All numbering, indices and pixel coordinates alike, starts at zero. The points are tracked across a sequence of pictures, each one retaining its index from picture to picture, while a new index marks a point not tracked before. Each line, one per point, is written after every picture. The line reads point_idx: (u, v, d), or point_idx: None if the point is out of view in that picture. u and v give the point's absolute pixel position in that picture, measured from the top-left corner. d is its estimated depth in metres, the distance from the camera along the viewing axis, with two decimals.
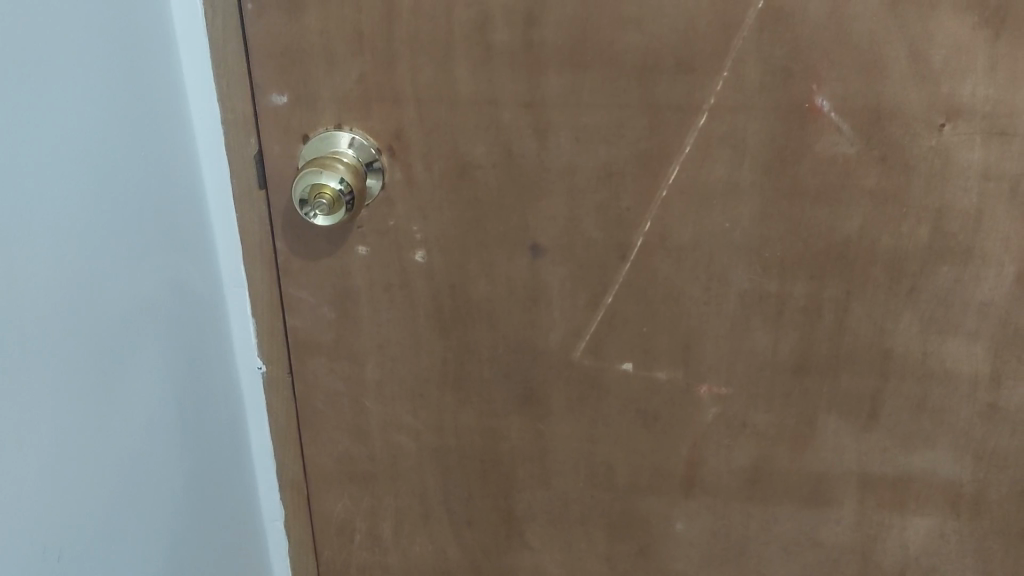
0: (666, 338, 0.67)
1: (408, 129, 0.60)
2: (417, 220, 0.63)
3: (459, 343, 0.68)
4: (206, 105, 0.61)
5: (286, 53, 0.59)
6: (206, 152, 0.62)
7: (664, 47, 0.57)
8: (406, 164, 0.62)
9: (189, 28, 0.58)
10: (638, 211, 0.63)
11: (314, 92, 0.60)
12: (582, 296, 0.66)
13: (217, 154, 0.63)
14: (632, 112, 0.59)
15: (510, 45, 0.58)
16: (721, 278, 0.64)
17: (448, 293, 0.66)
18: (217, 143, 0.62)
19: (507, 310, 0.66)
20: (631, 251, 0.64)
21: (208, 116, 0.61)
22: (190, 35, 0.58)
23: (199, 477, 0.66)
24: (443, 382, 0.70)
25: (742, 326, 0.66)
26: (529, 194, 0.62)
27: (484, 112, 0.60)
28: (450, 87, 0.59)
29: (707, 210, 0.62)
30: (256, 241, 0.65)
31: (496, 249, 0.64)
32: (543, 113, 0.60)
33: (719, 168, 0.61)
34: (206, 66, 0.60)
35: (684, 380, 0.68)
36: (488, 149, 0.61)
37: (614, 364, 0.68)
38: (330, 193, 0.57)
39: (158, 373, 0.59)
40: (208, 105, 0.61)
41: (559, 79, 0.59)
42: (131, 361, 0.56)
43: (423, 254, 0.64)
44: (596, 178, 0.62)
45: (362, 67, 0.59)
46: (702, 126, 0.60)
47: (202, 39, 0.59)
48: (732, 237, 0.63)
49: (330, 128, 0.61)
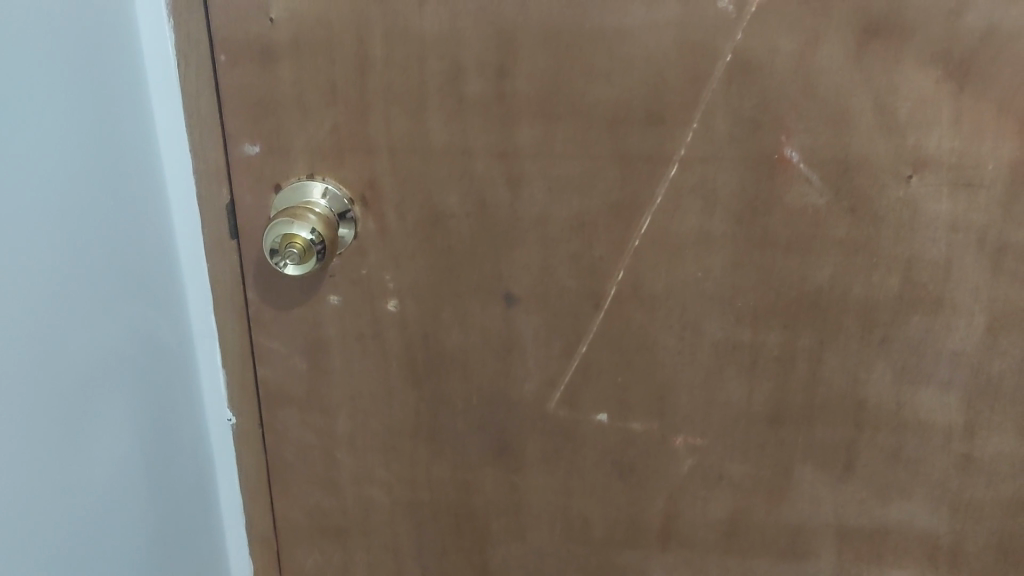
0: (640, 388, 0.67)
1: (381, 179, 0.61)
2: (390, 270, 0.63)
3: (432, 394, 0.67)
4: (177, 155, 0.61)
5: (260, 104, 0.59)
6: (177, 202, 0.62)
7: (634, 99, 0.58)
8: (379, 214, 0.62)
9: (162, 79, 0.59)
10: (611, 260, 0.63)
11: (287, 143, 0.60)
12: (555, 346, 0.65)
13: (189, 204, 0.63)
14: (603, 162, 0.60)
15: (482, 97, 0.58)
16: (694, 328, 0.65)
17: (421, 343, 0.66)
18: (189, 193, 0.62)
19: (480, 360, 0.66)
20: (604, 300, 0.64)
21: (180, 165, 0.61)
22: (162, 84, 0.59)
23: (167, 531, 0.65)
24: (416, 433, 0.69)
25: (716, 376, 0.66)
26: (502, 243, 0.63)
27: (457, 163, 0.60)
28: (423, 138, 0.59)
29: (679, 260, 0.63)
30: (227, 291, 0.65)
31: (469, 299, 0.64)
32: (515, 163, 0.60)
33: (691, 218, 0.61)
34: (178, 116, 0.60)
35: (659, 432, 0.68)
36: (460, 199, 0.61)
37: (589, 416, 0.68)
38: (301, 243, 0.57)
39: (126, 424, 0.59)
40: (180, 155, 0.61)
41: (531, 130, 0.59)
42: (99, 411, 0.55)
43: (395, 304, 0.64)
44: (569, 228, 0.62)
45: (336, 118, 0.59)
46: (673, 177, 0.60)
47: (174, 90, 0.59)
48: (705, 286, 0.63)
49: (303, 177, 0.61)
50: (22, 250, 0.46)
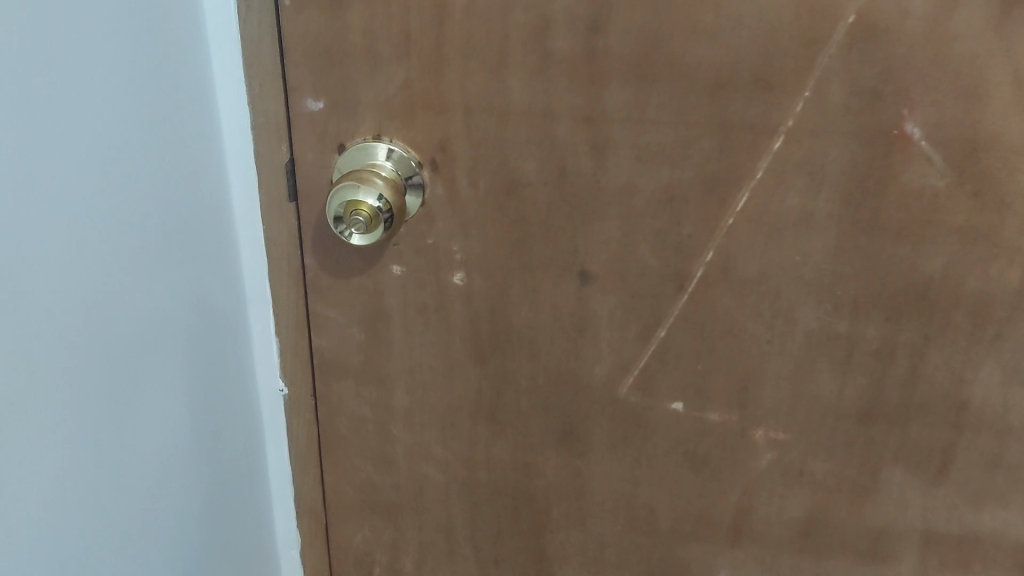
0: (721, 378, 0.61)
1: (453, 140, 0.55)
2: (458, 239, 0.58)
3: (496, 372, 0.63)
4: (235, 106, 0.56)
5: (325, 53, 0.53)
6: (233, 157, 0.58)
7: (741, 61, 0.52)
8: (449, 178, 0.57)
9: (219, 23, 0.53)
10: (700, 239, 0.57)
11: (353, 97, 0.55)
12: (632, 329, 0.60)
13: (246, 160, 0.58)
14: (700, 132, 0.54)
15: (570, 54, 0.52)
16: (787, 316, 0.59)
17: (488, 318, 0.61)
18: (246, 148, 0.57)
19: (550, 340, 0.61)
20: (690, 282, 0.58)
21: (236, 117, 0.56)
22: (221, 28, 0.54)
23: (215, 504, 0.62)
24: (476, 413, 0.64)
25: (807, 368, 0.61)
26: (582, 215, 0.57)
27: (538, 125, 0.55)
28: (501, 97, 0.54)
29: (776, 241, 0.57)
30: (283, 254, 0.60)
31: (542, 274, 0.59)
32: (602, 128, 0.54)
33: (794, 196, 0.55)
34: (236, 64, 0.55)
35: (739, 424, 0.63)
36: (539, 165, 0.56)
37: (664, 403, 0.63)
38: (368, 211, 0.53)
39: (175, 396, 0.55)
40: (238, 106, 0.56)
41: (622, 92, 0.53)
42: (149, 384, 0.51)
43: (462, 277, 0.60)
44: (657, 202, 0.56)
45: (408, 72, 0.53)
46: (778, 150, 0.54)
47: (234, 36, 0.54)
48: (802, 271, 0.58)
49: (369, 137, 0.56)
50: (69, 222, 0.42)
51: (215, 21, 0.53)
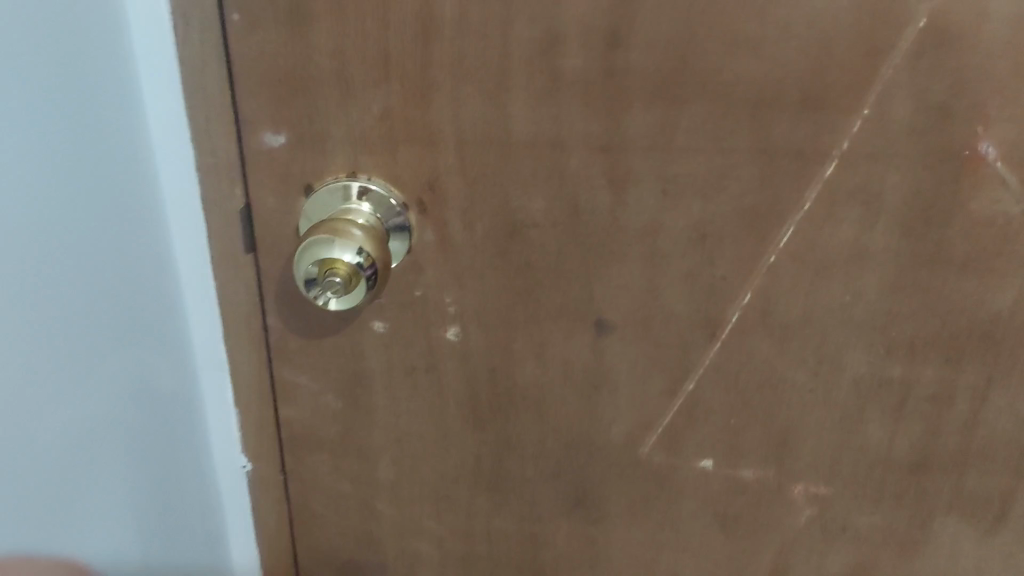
0: (757, 432, 0.54)
1: (444, 177, 0.46)
2: (451, 290, 0.49)
3: (497, 437, 0.54)
4: (174, 149, 0.46)
5: (284, 81, 0.43)
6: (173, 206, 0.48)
7: (788, 76, 0.43)
8: (440, 222, 0.47)
9: (151, 50, 0.43)
10: (736, 281, 0.49)
11: (321, 132, 0.45)
12: (656, 384, 0.52)
13: (191, 209, 0.48)
14: (739, 158, 0.45)
15: (585, 72, 0.43)
16: (833, 362, 0.51)
17: (487, 378, 0.52)
18: (192, 201, 0.48)
19: (561, 398, 0.53)
20: (723, 329, 0.50)
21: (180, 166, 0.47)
22: (156, 62, 0.44)
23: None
24: (475, 481, 0.56)
25: (855, 417, 0.53)
26: (598, 259, 0.48)
27: (545, 157, 0.46)
28: (500, 126, 0.45)
29: (824, 280, 0.49)
30: (243, 316, 0.51)
31: (551, 326, 0.51)
32: (622, 158, 0.46)
33: (846, 229, 0.47)
34: (174, 97, 0.45)
35: (776, 480, 0.55)
36: (547, 204, 0.47)
37: (692, 461, 0.55)
38: (345, 269, 0.43)
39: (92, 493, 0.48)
40: (178, 148, 0.46)
41: (646, 117, 0.44)
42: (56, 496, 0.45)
43: (456, 333, 0.51)
44: (686, 241, 0.48)
45: (387, 99, 0.44)
46: (829, 178, 0.46)
47: (169, 64, 0.44)
48: (852, 312, 0.50)
49: (342, 176, 0.46)
50: None
51: (149, 56, 0.43)
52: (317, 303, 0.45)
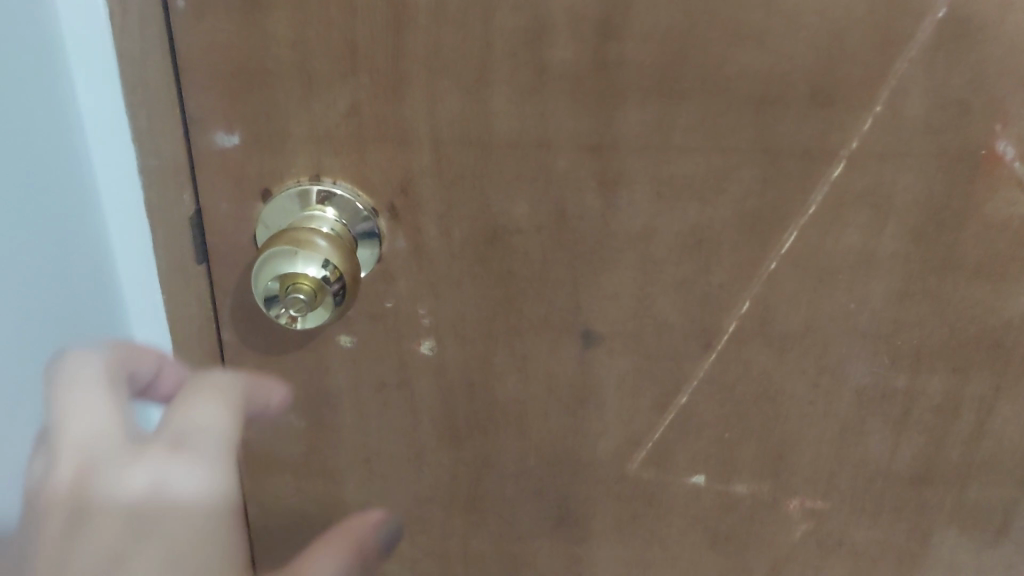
0: (752, 447, 0.51)
1: (419, 180, 0.42)
2: (426, 301, 0.45)
3: (475, 456, 0.51)
4: (102, 129, 0.44)
5: (238, 73, 0.39)
6: (107, 191, 0.46)
7: (797, 71, 0.39)
8: (414, 229, 0.43)
9: (84, 24, 0.41)
10: (735, 288, 0.45)
11: (281, 130, 0.40)
12: (646, 398, 0.49)
13: (127, 195, 0.46)
14: (742, 159, 0.42)
15: (575, 64, 0.39)
16: (834, 372, 0.48)
17: (464, 394, 0.48)
18: (129, 199, 0.46)
19: (544, 414, 0.49)
20: (719, 339, 0.47)
21: (115, 163, 0.45)
22: (87, 49, 0.42)
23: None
24: (450, 501, 0.52)
25: (855, 429, 0.50)
26: (585, 267, 0.45)
27: (530, 158, 0.41)
28: (481, 123, 0.40)
29: (828, 288, 0.45)
30: (196, 329, 0.47)
31: (534, 338, 0.47)
32: (613, 159, 0.42)
33: (852, 234, 0.44)
34: (108, 80, 0.42)
35: (770, 495, 0.52)
36: (532, 208, 0.43)
37: (683, 478, 0.52)
38: (310, 285, 0.39)
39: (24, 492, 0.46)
40: (111, 130, 0.44)
41: (641, 113, 0.40)
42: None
43: (431, 345, 0.47)
44: (682, 247, 0.44)
45: (355, 94, 0.39)
46: (837, 179, 0.42)
47: (103, 42, 0.41)
48: (856, 321, 0.46)
49: (304, 178, 0.42)
50: None
51: (78, 44, 0.42)
52: (279, 321, 0.40)
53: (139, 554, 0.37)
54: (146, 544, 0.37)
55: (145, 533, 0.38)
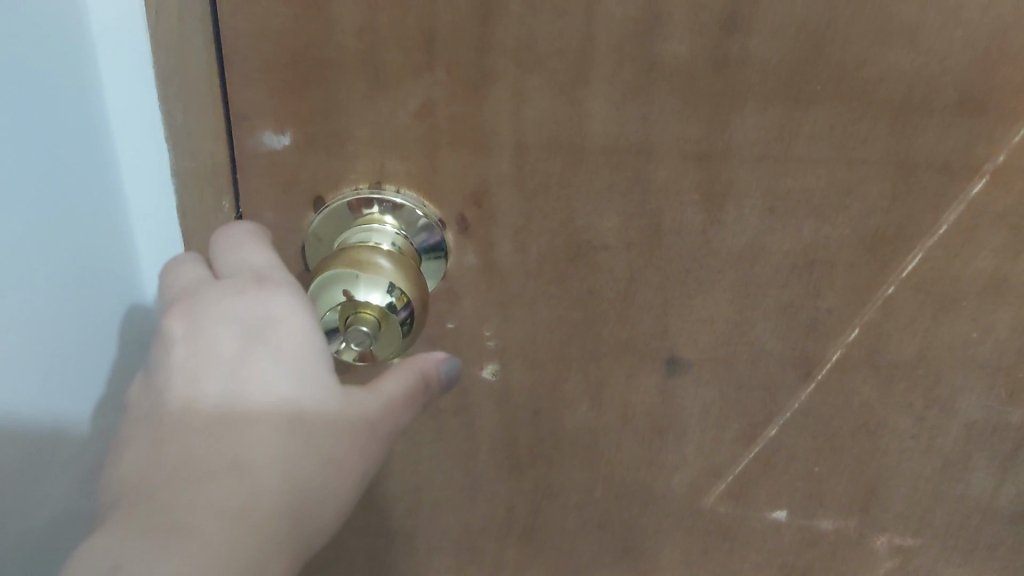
0: (842, 482, 0.45)
1: (496, 190, 0.36)
2: (493, 322, 0.40)
3: (536, 486, 0.46)
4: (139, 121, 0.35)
5: (295, 65, 0.33)
6: (146, 246, 0.39)
7: (947, 73, 0.34)
8: (486, 243, 0.38)
9: (114, 42, 0.34)
10: (844, 315, 0.40)
11: (341, 131, 0.35)
12: (731, 429, 0.44)
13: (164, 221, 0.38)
14: (870, 172, 0.36)
15: (688, 62, 0.33)
16: (944, 406, 0.43)
17: (529, 422, 0.43)
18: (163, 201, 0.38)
19: (616, 443, 0.44)
20: (820, 368, 0.42)
21: (141, 159, 0.36)
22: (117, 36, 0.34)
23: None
24: (505, 533, 0.47)
25: (959, 466, 0.45)
26: (678, 289, 0.39)
27: (627, 167, 0.36)
28: (573, 127, 0.35)
29: (948, 316, 0.40)
30: None
31: (612, 364, 0.41)
32: (722, 170, 0.36)
33: (984, 258, 0.38)
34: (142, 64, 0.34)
35: (856, 531, 0.47)
36: (622, 223, 0.37)
37: (763, 512, 0.47)
38: (374, 314, 0.33)
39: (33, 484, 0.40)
40: (156, 183, 0.37)
41: (759, 119, 0.35)
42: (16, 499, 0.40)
43: (493, 371, 0.41)
44: (790, 268, 0.39)
45: (429, 92, 0.34)
46: (976, 196, 0.37)
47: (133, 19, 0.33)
48: (975, 352, 0.41)
49: (364, 186, 0.36)
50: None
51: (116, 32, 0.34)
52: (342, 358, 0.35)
53: (262, 365, 0.31)
54: (258, 352, 0.32)
55: (260, 334, 0.32)
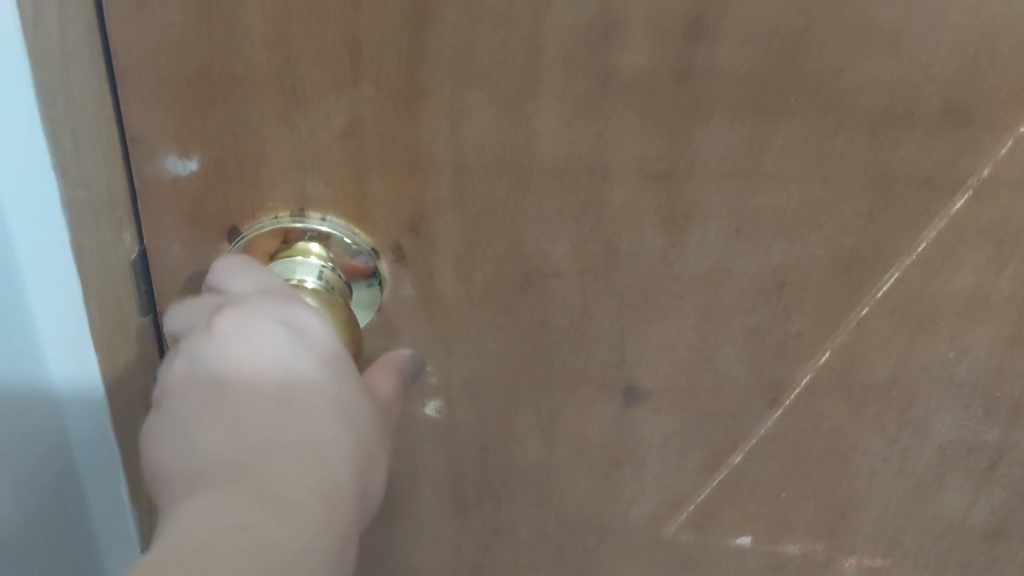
0: (810, 506, 0.43)
1: (434, 216, 0.32)
2: (435, 355, 0.36)
3: (485, 522, 0.42)
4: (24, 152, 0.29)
5: (197, 81, 0.29)
6: (48, 326, 0.34)
7: (932, 82, 0.30)
8: (424, 273, 0.34)
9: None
10: (815, 338, 0.37)
11: (254, 155, 0.30)
12: (694, 458, 0.40)
13: (59, 266, 0.32)
14: (845, 189, 0.33)
15: (647, 73, 0.29)
16: (918, 427, 0.40)
17: (476, 458, 0.40)
18: (54, 241, 0.31)
19: (571, 476, 0.41)
20: (788, 393, 0.38)
21: (26, 194, 0.30)
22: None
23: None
24: (452, 569, 0.44)
25: (932, 486, 0.42)
26: (636, 315, 0.36)
27: (580, 187, 0.32)
28: (520, 146, 0.31)
29: (925, 336, 0.37)
30: None
31: (565, 395, 0.38)
32: (685, 189, 0.32)
33: (964, 275, 0.35)
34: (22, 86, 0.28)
35: (823, 554, 0.45)
36: (576, 248, 0.33)
37: (726, 539, 0.44)
38: None
39: None
40: (50, 241, 0.31)
41: (727, 135, 0.31)
42: None
43: (435, 406, 0.38)
44: (758, 291, 0.35)
45: (354, 110, 0.29)
46: (958, 212, 0.34)
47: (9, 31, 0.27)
48: (953, 372, 0.38)
49: (285, 215, 0.32)
50: None
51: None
52: None
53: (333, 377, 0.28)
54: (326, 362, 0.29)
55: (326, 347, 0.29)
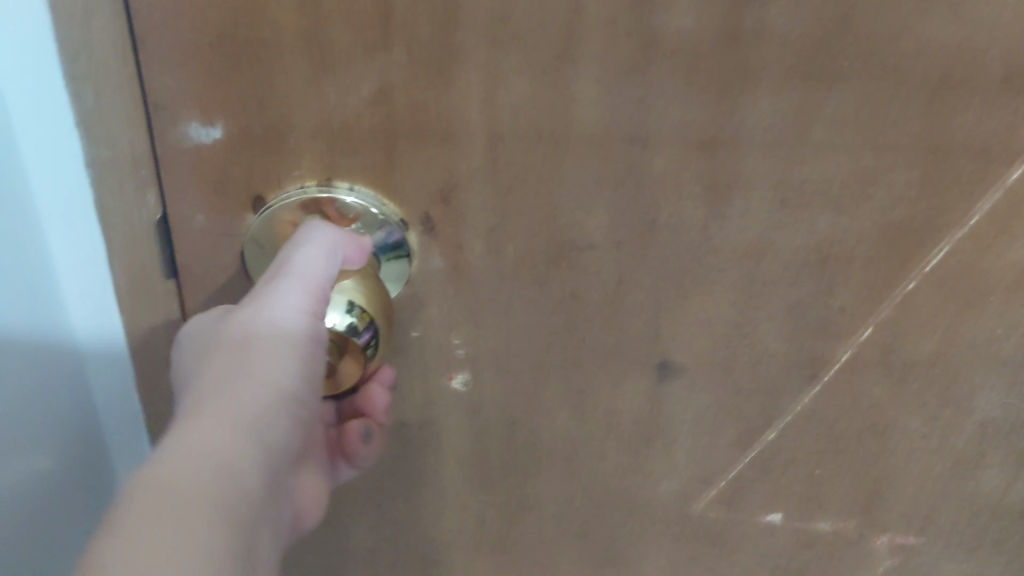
0: (845, 483, 0.42)
1: (466, 186, 0.31)
2: (463, 329, 0.35)
3: (510, 497, 0.41)
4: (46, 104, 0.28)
5: (221, 44, 0.27)
6: (74, 294, 0.32)
7: (995, 47, 0.29)
8: (454, 245, 0.32)
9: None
10: (858, 313, 0.35)
11: (279, 122, 0.29)
12: (727, 434, 0.39)
13: (85, 228, 0.31)
14: (898, 159, 0.31)
15: (693, 36, 0.28)
16: (960, 405, 0.39)
17: (504, 433, 0.38)
18: (79, 202, 0.30)
19: (600, 452, 0.39)
20: (828, 369, 0.37)
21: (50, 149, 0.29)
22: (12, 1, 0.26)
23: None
24: (476, 545, 0.43)
25: (971, 464, 0.41)
26: (673, 289, 0.34)
27: (620, 156, 0.30)
28: (557, 113, 0.29)
29: (973, 312, 0.36)
30: None
31: (597, 370, 0.37)
32: (730, 159, 0.31)
33: (1017, 250, 0.34)
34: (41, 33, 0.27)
35: (856, 531, 0.44)
36: (613, 219, 0.32)
37: (757, 515, 0.43)
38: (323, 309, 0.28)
39: None
40: (75, 206, 0.30)
41: (776, 102, 0.29)
42: None
43: (463, 381, 0.36)
44: (801, 265, 0.34)
45: (385, 75, 0.28)
46: (1014, 184, 0.32)
47: None
48: (999, 349, 0.37)
49: (312, 184, 0.30)
50: None
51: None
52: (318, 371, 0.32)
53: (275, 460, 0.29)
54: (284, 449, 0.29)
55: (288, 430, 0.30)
